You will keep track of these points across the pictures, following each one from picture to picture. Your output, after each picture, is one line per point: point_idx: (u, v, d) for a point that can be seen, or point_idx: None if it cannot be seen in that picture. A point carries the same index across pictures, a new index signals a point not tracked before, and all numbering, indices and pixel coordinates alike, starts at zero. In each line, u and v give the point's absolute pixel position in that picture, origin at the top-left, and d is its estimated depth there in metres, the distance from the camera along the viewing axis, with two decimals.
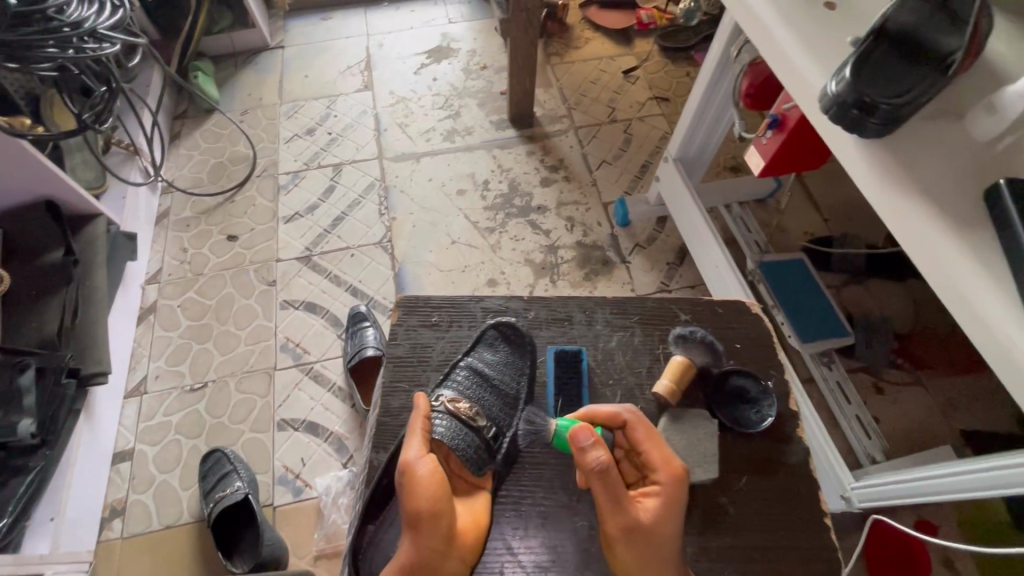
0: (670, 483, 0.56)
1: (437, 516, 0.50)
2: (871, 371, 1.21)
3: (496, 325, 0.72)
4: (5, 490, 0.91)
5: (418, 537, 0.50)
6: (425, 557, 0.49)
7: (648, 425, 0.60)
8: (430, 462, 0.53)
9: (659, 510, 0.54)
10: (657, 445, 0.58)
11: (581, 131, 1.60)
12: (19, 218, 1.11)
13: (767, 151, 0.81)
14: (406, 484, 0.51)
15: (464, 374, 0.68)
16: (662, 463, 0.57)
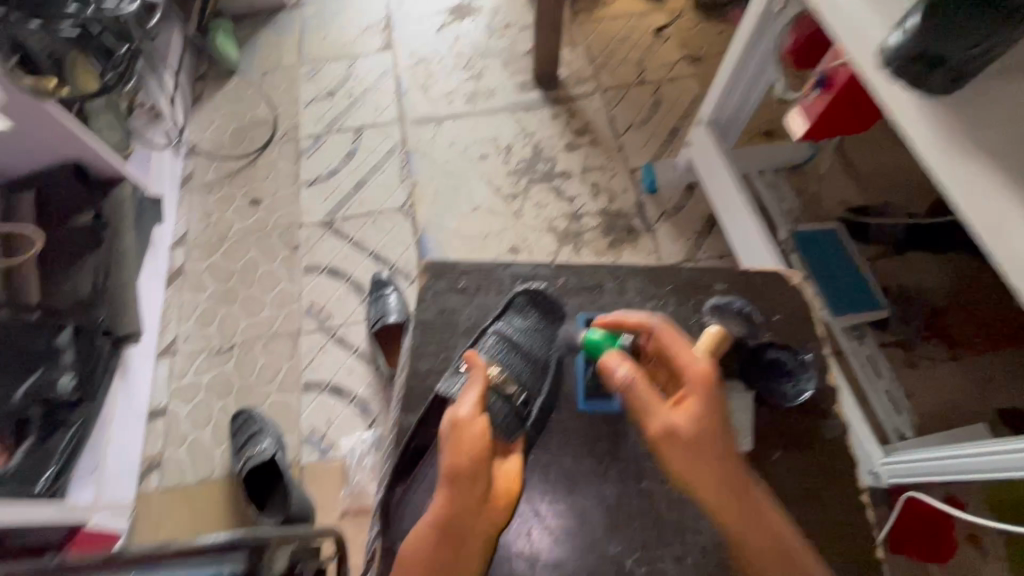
0: (697, 383, 0.56)
1: (477, 471, 0.51)
2: (904, 346, 1.17)
3: (526, 290, 0.70)
4: (50, 442, 0.95)
5: (453, 490, 0.51)
6: (458, 509, 0.50)
7: (675, 337, 0.61)
8: (478, 419, 0.54)
9: (696, 418, 0.55)
10: (687, 354, 0.58)
11: (608, 93, 1.54)
12: (49, 180, 1.12)
13: (813, 112, 0.77)
14: (452, 438, 0.53)
15: (493, 339, 0.66)
16: (687, 364, 0.58)
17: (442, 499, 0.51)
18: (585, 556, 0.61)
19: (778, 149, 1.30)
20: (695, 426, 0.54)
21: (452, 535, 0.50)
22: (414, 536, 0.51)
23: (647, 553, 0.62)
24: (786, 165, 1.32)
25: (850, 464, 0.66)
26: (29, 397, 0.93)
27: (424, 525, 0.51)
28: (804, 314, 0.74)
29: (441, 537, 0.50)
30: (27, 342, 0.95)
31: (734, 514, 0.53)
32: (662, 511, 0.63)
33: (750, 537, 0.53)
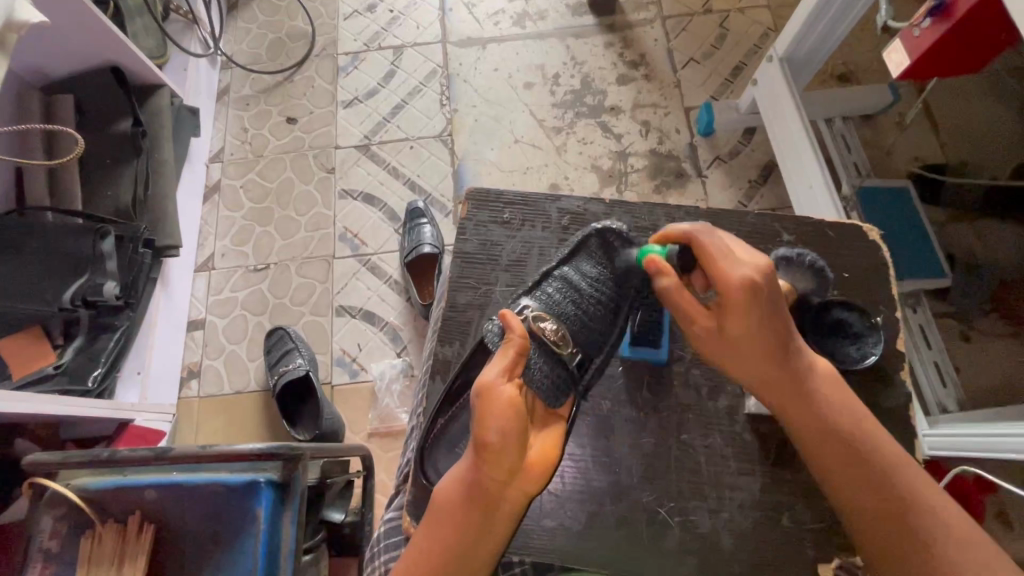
0: (744, 299, 0.49)
1: (505, 448, 0.44)
2: (960, 318, 1.11)
3: (601, 231, 0.64)
4: (97, 343, 0.99)
5: (480, 464, 0.44)
6: (484, 483, 0.44)
7: (716, 240, 0.52)
8: (507, 386, 0.46)
9: (758, 324, 0.50)
10: (730, 259, 0.51)
11: (669, 21, 1.41)
12: (88, 84, 1.10)
13: (915, 48, 0.73)
14: (479, 406, 0.45)
15: (555, 285, 0.61)
16: (724, 276, 0.50)
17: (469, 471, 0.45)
18: (616, 502, 0.62)
19: (857, 93, 1.18)
20: (757, 334, 0.50)
21: (481, 505, 0.45)
22: (440, 503, 0.47)
23: (680, 504, 0.62)
24: (859, 114, 1.21)
25: (895, 430, 0.64)
26: (76, 300, 0.95)
27: (448, 493, 0.46)
28: (871, 275, 0.70)
29: (469, 506, 0.45)
30: (72, 245, 0.97)
31: (820, 444, 0.51)
32: (701, 463, 0.63)
33: (844, 464, 0.50)
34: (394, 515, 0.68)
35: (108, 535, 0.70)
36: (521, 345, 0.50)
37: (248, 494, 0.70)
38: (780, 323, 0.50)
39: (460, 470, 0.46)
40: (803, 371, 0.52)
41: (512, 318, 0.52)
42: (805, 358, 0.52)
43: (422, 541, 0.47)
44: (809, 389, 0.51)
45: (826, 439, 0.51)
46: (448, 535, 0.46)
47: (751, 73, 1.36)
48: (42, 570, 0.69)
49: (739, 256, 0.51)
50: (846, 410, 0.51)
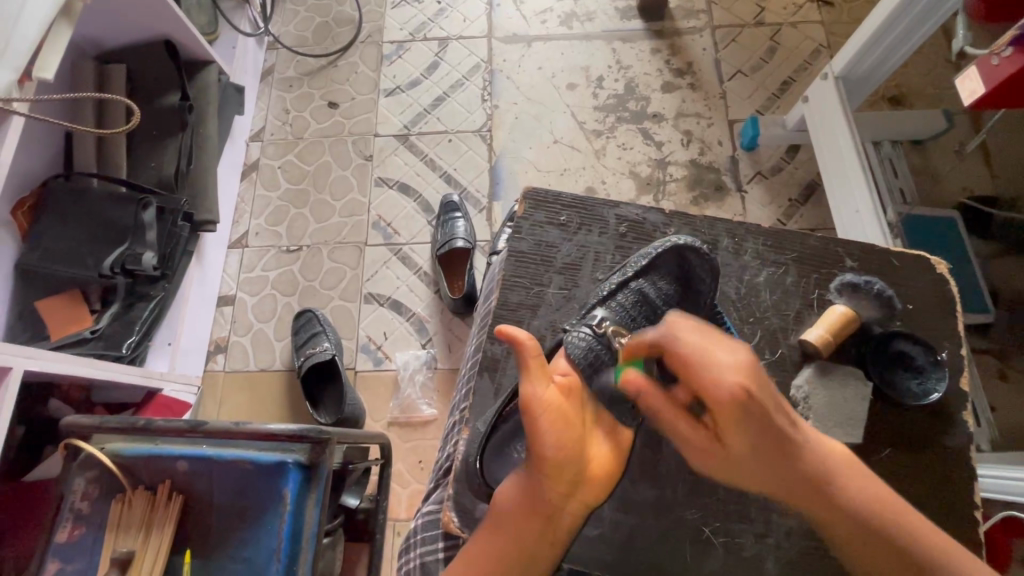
0: (735, 414, 0.48)
1: (563, 463, 0.46)
2: (999, 356, 1.08)
3: (680, 247, 0.65)
4: (133, 312, 1.01)
5: (540, 477, 0.47)
6: (547, 494, 0.47)
7: (688, 347, 0.51)
8: (556, 405, 0.47)
9: (747, 445, 0.49)
10: (707, 366, 0.49)
11: (718, 31, 1.39)
12: (141, 56, 1.12)
13: (992, 76, 0.71)
14: (529, 426, 0.46)
15: (630, 298, 0.63)
16: (714, 387, 0.49)
17: (528, 482, 0.48)
18: (659, 516, 0.62)
19: (911, 118, 1.15)
20: (753, 452, 0.49)
21: (541, 514, 0.47)
22: (497, 513, 0.49)
23: (725, 524, 0.62)
24: (908, 139, 1.18)
25: (940, 464, 0.65)
26: (116, 268, 0.96)
27: (506, 503, 0.49)
28: (933, 308, 0.69)
29: (530, 515, 0.47)
30: (115, 214, 0.98)
31: (834, 523, 0.50)
32: (747, 485, 0.62)
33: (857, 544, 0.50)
34: (433, 509, 0.69)
35: (138, 500, 0.71)
36: (535, 352, 0.47)
37: (275, 474, 0.71)
38: (779, 432, 0.48)
39: (515, 480, 0.49)
40: (813, 469, 0.49)
41: (514, 330, 0.47)
42: (808, 438, 0.50)
43: (476, 546, 0.49)
44: (817, 475, 0.49)
45: (835, 516, 0.49)
46: (505, 543, 0.48)
47: (800, 89, 1.34)
48: (71, 531, 0.70)
49: (717, 361, 0.49)
50: (863, 493, 0.49)
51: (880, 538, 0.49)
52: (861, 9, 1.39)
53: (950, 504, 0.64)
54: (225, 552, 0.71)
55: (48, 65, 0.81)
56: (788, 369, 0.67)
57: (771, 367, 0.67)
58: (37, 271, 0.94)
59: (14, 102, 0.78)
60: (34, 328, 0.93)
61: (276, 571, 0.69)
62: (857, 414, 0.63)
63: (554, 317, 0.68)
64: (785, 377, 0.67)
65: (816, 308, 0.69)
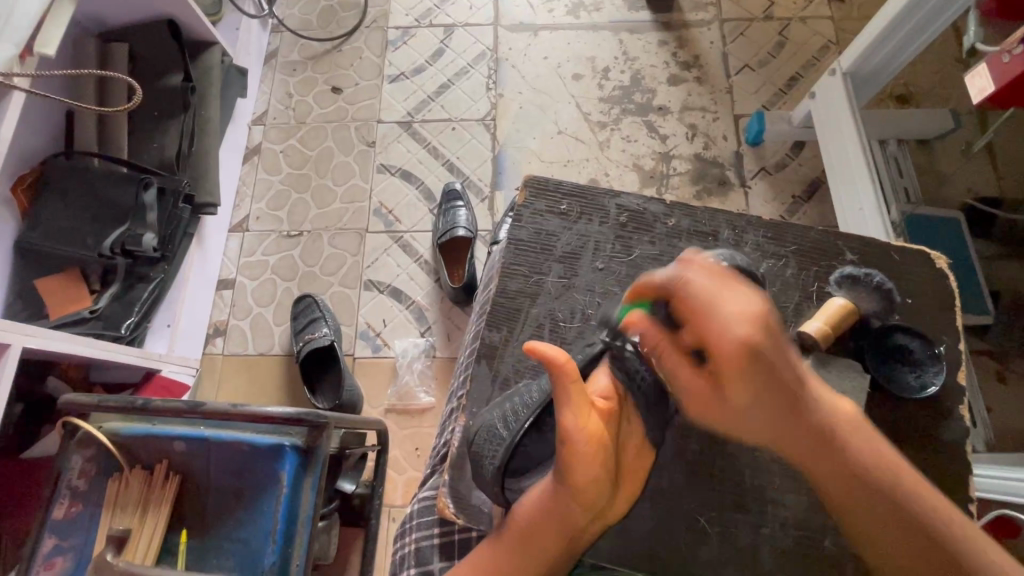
0: (737, 359, 0.49)
1: (596, 489, 0.50)
2: (997, 357, 1.08)
3: (736, 269, 0.56)
4: (132, 292, 1.01)
5: (574, 503, 0.50)
6: (577, 516, 0.51)
7: (693, 291, 0.50)
8: (594, 435, 0.48)
9: (749, 390, 0.50)
10: (709, 313, 0.49)
11: (727, 25, 1.37)
12: (143, 35, 1.10)
13: (1003, 74, 0.70)
14: (567, 455, 0.48)
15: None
16: (716, 334, 0.49)
17: (557, 504, 0.51)
18: (654, 505, 0.62)
19: (914, 115, 1.16)
20: (752, 400, 0.51)
21: (564, 530, 0.52)
22: (524, 530, 0.52)
23: (720, 515, 0.62)
24: (913, 137, 1.17)
25: (933, 461, 0.65)
26: (115, 248, 0.96)
27: (531, 517, 0.52)
28: (933, 305, 0.69)
29: (556, 531, 0.51)
30: (115, 194, 0.98)
31: (834, 473, 0.52)
32: (743, 477, 0.62)
33: (860, 498, 0.51)
34: (429, 495, 0.69)
35: (135, 480, 0.72)
36: (574, 375, 0.48)
37: (273, 457, 0.71)
38: (778, 380, 0.50)
39: (544, 502, 0.51)
40: (813, 417, 0.51)
41: (546, 350, 0.48)
42: (808, 390, 0.51)
43: (499, 555, 0.52)
44: (816, 426, 0.51)
45: (832, 466, 0.52)
46: (529, 553, 0.52)
47: (807, 86, 1.33)
48: (68, 508, 0.69)
49: (722, 307, 0.49)
50: (866, 448, 0.51)
51: (869, 487, 0.51)
52: (872, 6, 1.37)
53: (943, 499, 0.64)
54: (221, 532, 0.72)
55: (49, 40, 0.80)
56: None
57: None
58: (37, 251, 0.94)
59: (15, 77, 0.77)
60: (33, 307, 0.93)
61: (270, 552, 0.69)
62: (853, 406, 0.63)
63: (552, 306, 0.68)
64: None
65: (815, 301, 0.69)
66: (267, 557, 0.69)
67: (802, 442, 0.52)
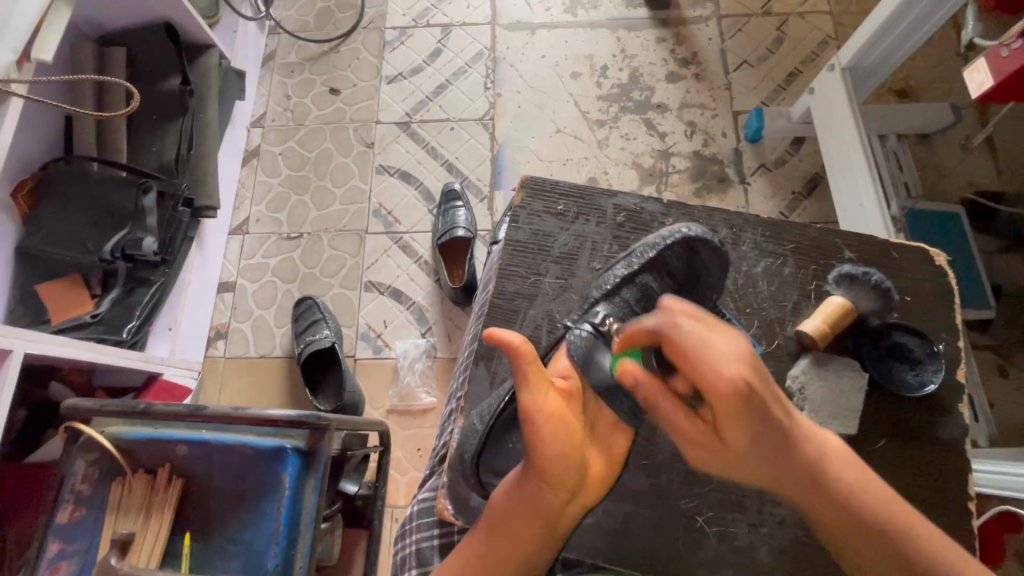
0: (734, 408, 0.45)
1: (566, 475, 0.48)
2: (999, 352, 1.08)
3: (690, 238, 0.61)
4: (133, 296, 1.01)
5: (545, 489, 0.49)
6: (549, 502, 0.49)
7: (684, 335, 0.46)
8: (556, 419, 0.47)
9: (748, 437, 0.47)
10: (703, 357, 0.45)
11: (725, 21, 1.37)
12: (141, 39, 1.10)
13: (1002, 69, 0.70)
14: (531, 435, 0.47)
15: (634, 293, 0.62)
16: (711, 379, 0.45)
17: (526, 489, 0.49)
18: (653, 505, 0.62)
19: (917, 111, 1.14)
20: (751, 447, 0.47)
21: (538, 519, 0.50)
22: (500, 518, 0.51)
23: (718, 514, 0.62)
24: (913, 132, 1.17)
25: (934, 459, 0.65)
26: (116, 252, 0.96)
27: (504, 506, 0.51)
28: (934, 300, 0.69)
29: (529, 520, 0.50)
30: (114, 197, 0.98)
31: (838, 518, 0.49)
32: (742, 475, 0.63)
33: (865, 543, 0.48)
34: (427, 496, 0.69)
35: (138, 484, 0.72)
36: (529, 355, 0.46)
37: (273, 459, 0.71)
38: (780, 426, 0.46)
39: (518, 490, 0.50)
40: (814, 461, 0.48)
41: (505, 335, 0.46)
42: (806, 432, 0.48)
43: (479, 543, 0.52)
44: (814, 469, 0.48)
45: (834, 510, 0.48)
46: (507, 540, 0.51)
47: (806, 81, 1.33)
48: (72, 512, 0.70)
49: (716, 350, 0.45)
50: (868, 490, 0.48)
51: (875, 530, 0.48)
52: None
53: (944, 497, 0.64)
54: (224, 534, 0.72)
55: (46, 45, 0.81)
56: (783, 359, 0.68)
57: (766, 357, 0.68)
58: (38, 255, 0.94)
59: (13, 84, 0.77)
60: (35, 312, 0.94)
61: (274, 555, 0.70)
62: (851, 404, 0.64)
63: (550, 306, 0.68)
64: (780, 366, 0.67)
65: (812, 297, 0.69)
66: (270, 560, 0.69)
67: (807, 487, 0.48)
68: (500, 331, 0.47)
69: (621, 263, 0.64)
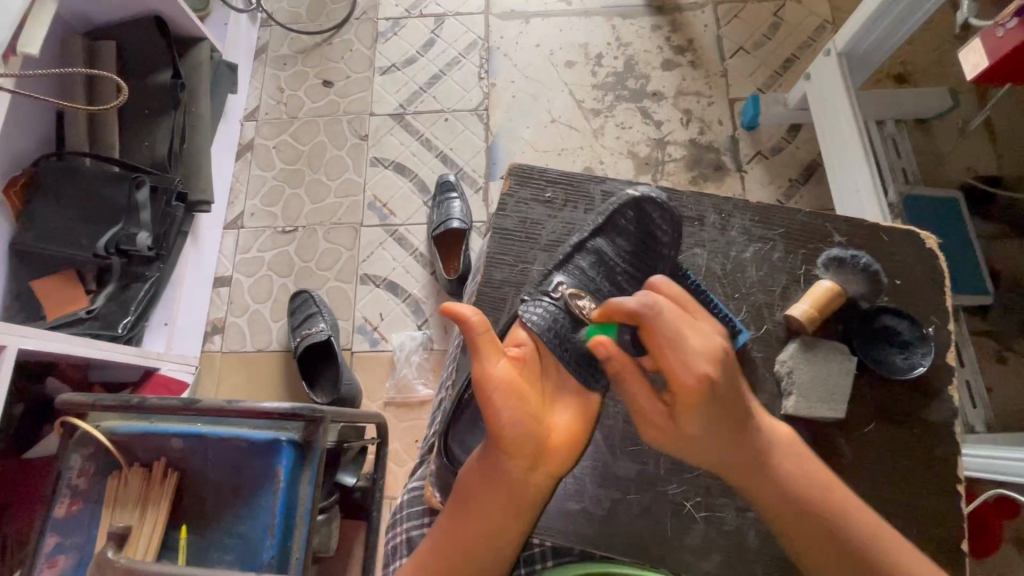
0: (696, 394, 0.48)
1: (523, 440, 0.48)
2: (997, 338, 1.08)
3: (638, 199, 0.64)
4: (128, 291, 1.01)
5: (503, 455, 0.49)
6: (509, 469, 0.49)
7: (664, 322, 0.48)
8: (508, 380, 0.48)
9: (707, 424, 0.50)
10: (676, 347, 0.48)
11: (721, 7, 1.35)
12: (131, 32, 1.09)
13: (997, 50, 0.69)
14: (482, 397, 0.48)
15: (589, 259, 0.62)
16: (682, 371, 0.48)
17: (489, 463, 0.50)
18: (643, 492, 0.62)
19: (914, 95, 1.13)
20: (705, 431, 0.50)
21: (506, 493, 0.50)
22: (466, 490, 0.52)
23: (709, 500, 0.62)
24: (911, 117, 1.16)
25: (927, 443, 0.65)
26: (110, 248, 0.96)
27: (472, 482, 0.51)
28: (927, 284, 0.69)
29: (495, 494, 0.50)
30: (108, 193, 0.98)
31: (788, 521, 0.52)
32: None
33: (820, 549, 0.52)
34: (418, 485, 0.70)
35: (134, 478, 0.72)
36: (482, 324, 0.48)
37: (268, 452, 0.71)
38: (731, 417, 0.50)
39: (481, 460, 0.51)
40: (761, 453, 0.52)
41: (458, 306, 0.48)
42: (764, 435, 0.53)
43: (448, 520, 0.53)
44: (763, 463, 0.52)
45: (773, 496, 0.52)
46: (475, 513, 0.51)
47: (803, 67, 1.31)
48: (69, 506, 0.70)
49: (687, 341, 0.49)
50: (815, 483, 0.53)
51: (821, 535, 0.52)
52: None
53: (936, 483, 0.64)
54: (221, 526, 0.72)
55: (34, 39, 0.80)
56: (773, 346, 0.67)
57: (755, 343, 0.67)
58: (32, 251, 0.94)
59: (0, 78, 0.77)
60: (30, 308, 0.93)
61: (270, 546, 0.70)
62: (841, 388, 0.64)
63: None
64: (770, 353, 0.67)
65: (799, 282, 0.69)
66: (265, 552, 0.70)
67: (749, 474, 0.52)
68: (457, 306, 0.48)
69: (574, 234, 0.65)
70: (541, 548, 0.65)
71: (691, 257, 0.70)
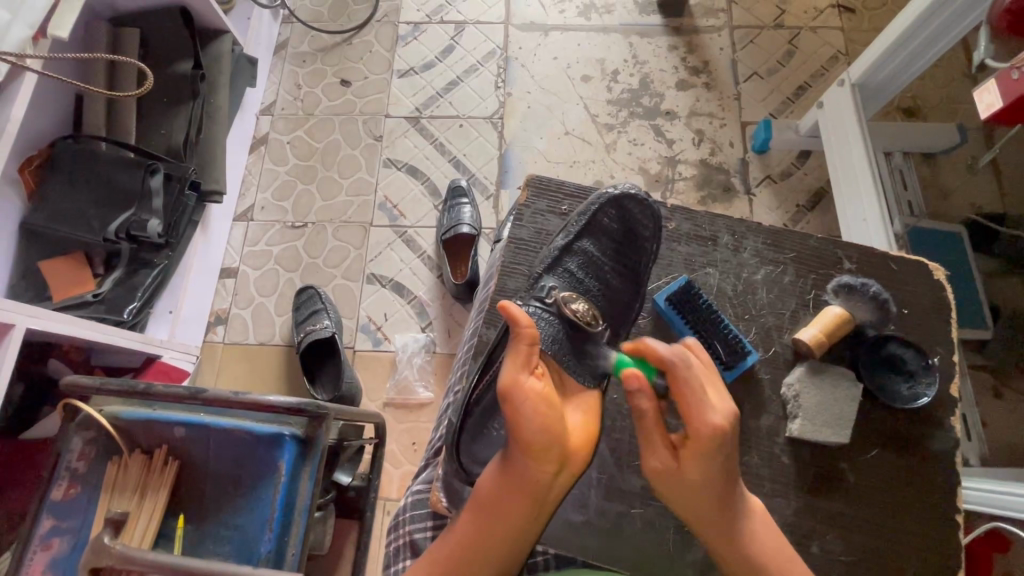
0: (712, 448, 0.48)
1: (547, 447, 0.49)
2: (994, 373, 1.09)
3: (619, 197, 0.67)
4: (135, 277, 1.00)
5: (528, 462, 0.50)
6: (534, 478, 0.50)
7: (690, 376, 0.49)
8: (535, 389, 0.49)
9: (705, 479, 0.49)
10: (700, 405, 0.48)
11: (737, 32, 1.38)
12: (155, 21, 1.10)
13: (1011, 91, 0.71)
14: (510, 407, 0.48)
15: (577, 261, 0.65)
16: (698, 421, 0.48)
17: (511, 469, 0.51)
18: (647, 506, 0.63)
19: (923, 130, 1.15)
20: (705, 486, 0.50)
21: (527, 502, 0.51)
22: (484, 498, 0.52)
23: None
24: (919, 151, 1.18)
25: (929, 474, 0.66)
26: (120, 233, 0.96)
27: (492, 490, 0.52)
28: (934, 315, 0.70)
29: (516, 502, 0.51)
30: (121, 177, 0.98)
31: None
32: None
33: None
34: (421, 488, 0.70)
35: (134, 463, 0.72)
36: (530, 337, 0.50)
37: (271, 445, 0.71)
38: (729, 476, 0.50)
39: (502, 468, 0.51)
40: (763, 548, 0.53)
41: (513, 308, 0.51)
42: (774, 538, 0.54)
43: (463, 529, 0.53)
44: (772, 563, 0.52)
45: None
46: (497, 521, 0.52)
47: (815, 95, 1.33)
48: (67, 489, 0.70)
49: (712, 401, 0.49)
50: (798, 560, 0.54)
51: None
52: (883, 17, 1.37)
53: (932, 512, 0.65)
54: (218, 518, 0.72)
55: (63, 23, 0.81)
56: (779, 367, 0.68)
57: (764, 365, 0.68)
58: (42, 231, 0.94)
59: (27, 59, 0.78)
60: (37, 289, 0.93)
61: (267, 540, 0.70)
62: (844, 413, 0.64)
63: None
64: (776, 374, 0.68)
65: (809, 307, 0.70)
66: (263, 545, 0.70)
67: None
68: (510, 306, 0.52)
69: (558, 236, 0.66)
70: (545, 557, 0.66)
71: (703, 277, 0.71)
